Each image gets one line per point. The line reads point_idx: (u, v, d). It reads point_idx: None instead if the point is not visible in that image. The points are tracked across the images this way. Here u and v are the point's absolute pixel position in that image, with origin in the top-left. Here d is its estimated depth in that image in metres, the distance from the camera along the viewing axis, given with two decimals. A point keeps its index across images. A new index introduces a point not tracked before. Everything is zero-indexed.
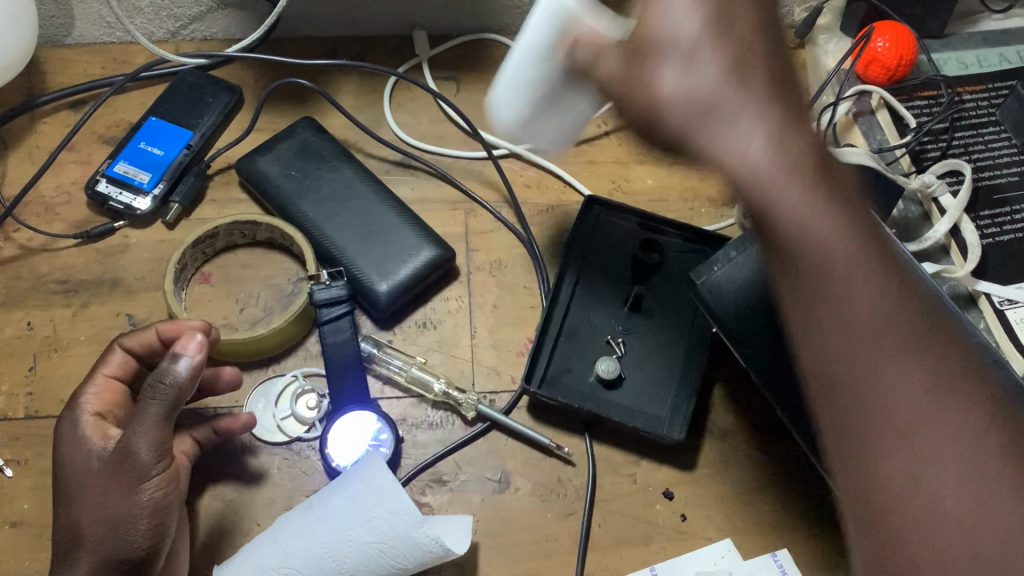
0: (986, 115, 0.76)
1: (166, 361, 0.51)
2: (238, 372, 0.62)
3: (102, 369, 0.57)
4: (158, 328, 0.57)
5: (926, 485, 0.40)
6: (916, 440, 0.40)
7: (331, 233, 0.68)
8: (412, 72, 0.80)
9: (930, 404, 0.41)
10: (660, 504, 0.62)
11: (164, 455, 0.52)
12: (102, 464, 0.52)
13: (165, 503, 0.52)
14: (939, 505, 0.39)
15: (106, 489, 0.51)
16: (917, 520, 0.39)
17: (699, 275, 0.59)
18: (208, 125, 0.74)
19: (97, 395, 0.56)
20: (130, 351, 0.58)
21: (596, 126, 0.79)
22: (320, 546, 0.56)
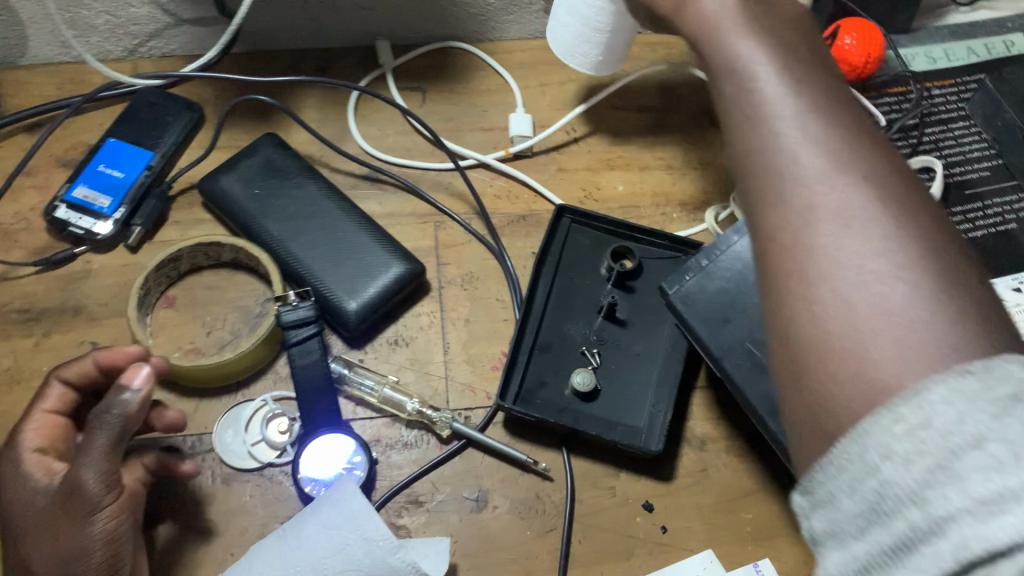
0: (956, 109, 0.76)
1: (111, 391, 0.51)
2: (179, 412, 0.60)
3: (40, 404, 0.55)
4: (96, 355, 0.56)
5: (850, 330, 0.32)
6: (841, 279, 0.34)
7: (297, 252, 0.67)
8: (377, 84, 0.79)
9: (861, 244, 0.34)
10: (640, 516, 0.62)
11: (113, 486, 0.51)
12: (48, 500, 0.51)
13: (119, 534, 0.52)
14: (881, 359, 0.31)
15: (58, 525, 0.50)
16: (840, 373, 0.32)
17: (670, 286, 0.57)
18: (169, 145, 0.73)
19: (37, 431, 0.54)
20: (69, 383, 0.56)
21: (566, 132, 0.78)
22: None
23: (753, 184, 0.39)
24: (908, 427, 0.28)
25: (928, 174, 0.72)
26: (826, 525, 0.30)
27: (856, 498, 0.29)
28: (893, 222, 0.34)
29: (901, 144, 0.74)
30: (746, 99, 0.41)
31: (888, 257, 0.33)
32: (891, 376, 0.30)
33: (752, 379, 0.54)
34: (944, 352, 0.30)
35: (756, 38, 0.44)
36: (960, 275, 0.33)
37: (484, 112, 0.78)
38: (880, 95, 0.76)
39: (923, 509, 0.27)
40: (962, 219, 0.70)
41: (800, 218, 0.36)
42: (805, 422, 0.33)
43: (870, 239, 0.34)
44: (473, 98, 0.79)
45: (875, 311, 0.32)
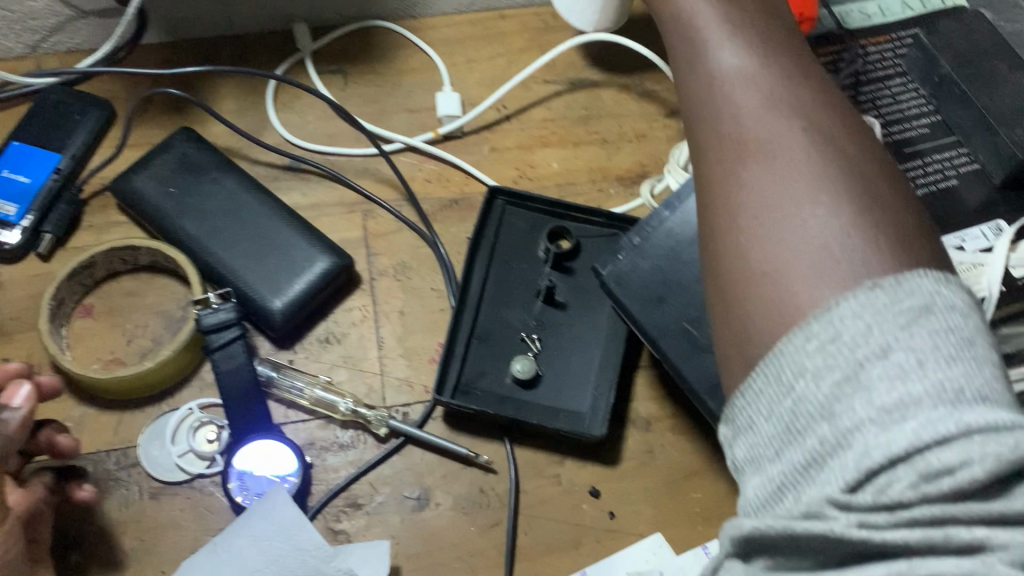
0: (892, 66, 0.74)
1: None
2: (73, 439, 0.57)
3: None
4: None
5: (780, 265, 0.34)
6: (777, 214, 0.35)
7: (217, 251, 0.64)
8: (296, 69, 0.75)
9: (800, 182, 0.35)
10: (587, 504, 0.60)
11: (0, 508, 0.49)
12: None
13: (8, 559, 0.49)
14: (800, 282, 0.32)
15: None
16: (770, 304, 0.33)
17: (604, 266, 0.55)
18: (77, 146, 0.69)
19: None
20: None
21: (496, 109, 0.75)
22: None
23: (699, 132, 0.40)
24: (821, 344, 0.30)
25: None
26: (750, 442, 0.32)
27: (775, 417, 0.31)
28: (817, 155, 0.35)
29: None
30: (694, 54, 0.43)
31: (810, 185, 0.35)
32: (805, 296, 0.32)
33: (691, 359, 0.52)
34: (855, 269, 0.32)
35: None
36: (881, 202, 0.34)
37: (409, 93, 0.75)
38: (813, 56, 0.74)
39: (832, 422, 0.29)
40: None
41: (736, 157, 0.37)
42: (735, 351, 0.35)
43: (791, 173, 0.35)
44: (398, 79, 0.76)
45: (795, 237, 0.34)
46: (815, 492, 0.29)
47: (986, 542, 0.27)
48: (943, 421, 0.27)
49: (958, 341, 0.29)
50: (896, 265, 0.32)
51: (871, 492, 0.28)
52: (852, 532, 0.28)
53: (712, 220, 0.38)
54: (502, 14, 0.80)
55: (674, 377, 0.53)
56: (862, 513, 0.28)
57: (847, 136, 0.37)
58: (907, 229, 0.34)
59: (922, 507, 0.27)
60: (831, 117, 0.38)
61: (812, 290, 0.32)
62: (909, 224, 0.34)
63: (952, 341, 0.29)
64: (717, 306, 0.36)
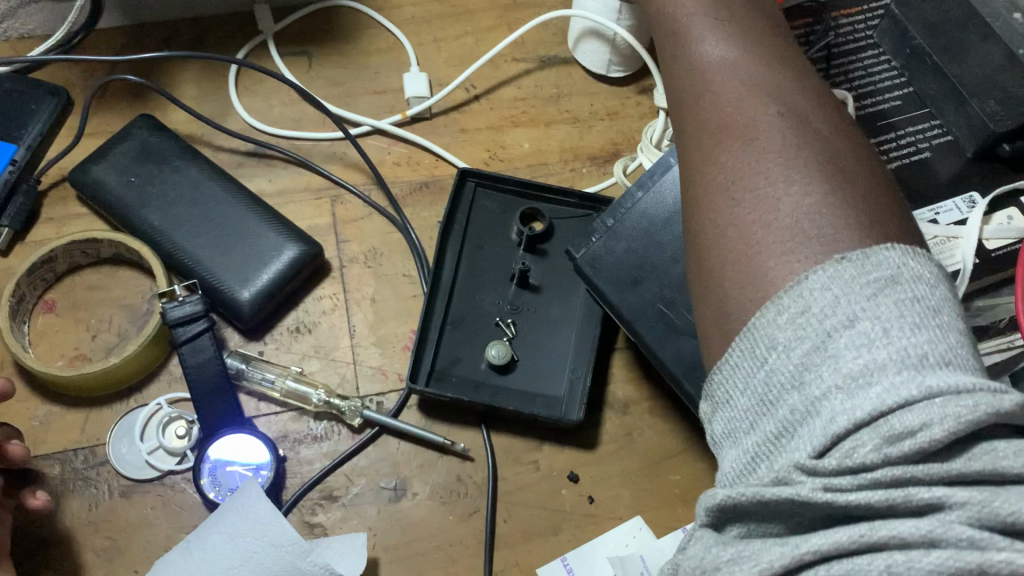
0: (864, 38, 0.74)
1: None
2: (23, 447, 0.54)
3: None
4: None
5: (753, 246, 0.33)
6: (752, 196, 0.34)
7: (181, 242, 0.62)
8: (258, 52, 0.73)
9: (775, 162, 0.34)
10: (565, 489, 0.59)
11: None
12: None
13: None
14: (773, 261, 0.31)
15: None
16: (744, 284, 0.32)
17: (577, 250, 0.54)
18: (33, 136, 0.67)
19: None
20: None
21: (465, 89, 0.74)
22: None
23: (684, 121, 0.40)
24: (789, 316, 0.29)
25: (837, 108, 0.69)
26: (724, 417, 0.31)
27: (747, 389, 0.30)
28: (793, 137, 0.35)
29: None
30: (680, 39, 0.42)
31: (785, 165, 0.34)
32: (778, 271, 0.31)
33: (667, 342, 0.52)
34: (825, 242, 0.31)
35: None
36: (857, 182, 0.34)
37: (376, 74, 0.74)
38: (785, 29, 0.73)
39: (801, 392, 0.28)
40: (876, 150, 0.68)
41: (715, 141, 0.37)
42: (712, 331, 0.34)
43: (769, 153, 0.35)
44: (364, 60, 0.74)
45: (770, 215, 0.33)
46: (783, 460, 0.28)
47: (946, 501, 0.26)
48: (907, 385, 0.26)
49: (925, 309, 0.28)
50: (869, 239, 0.31)
51: (836, 457, 0.27)
52: (817, 498, 0.27)
53: (692, 202, 0.37)
54: None
55: (650, 361, 0.52)
56: (828, 479, 0.27)
57: (825, 121, 0.36)
58: (882, 210, 0.33)
59: (885, 471, 0.26)
60: (810, 102, 0.37)
61: (783, 263, 0.31)
62: (886, 205, 0.33)
63: (920, 309, 0.28)
64: (697, 289, 0.36)
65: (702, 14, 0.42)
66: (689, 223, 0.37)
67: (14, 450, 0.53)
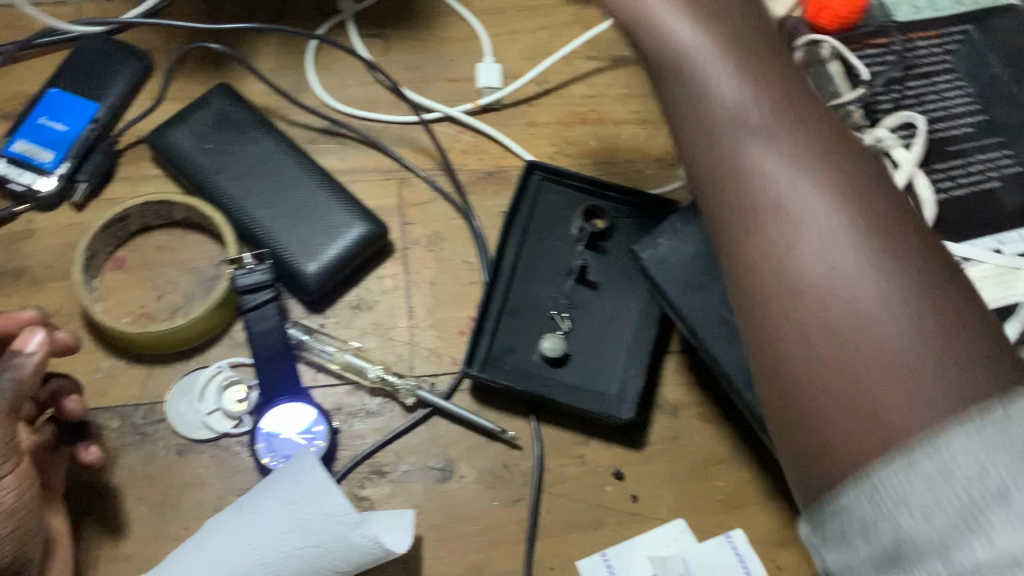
0: (940, 64, 0.73)
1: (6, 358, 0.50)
2: (78, 400, 0.55)
3: None
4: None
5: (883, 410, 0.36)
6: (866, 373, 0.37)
7: (252, 212, 0.64)
8: (337, 31, 0.75)
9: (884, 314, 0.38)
10: (610, 485, 0.60)
11: (11, 453, 0.49)
12: None
13: (22, 507, 0.49)
14: (902, 420, 0.35)
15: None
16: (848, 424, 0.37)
17: (644, 249, 0.54)
18: (115, 97, 0.69)
19: None
20: None
21: (536, 84, 0.74)
22: (251, 552, 0.52)
23: (743, 246, 0.43)
24: (929, 480, 0.32)
25: (909, 129, 0.70)
26: (842, 565, 0.35)
27: (873, 542, 0.33)
28: (893, 266, 0.39)
29: (883, 99, 0.71)
30: (723, 163, 0.45)
31: (888, 304, 0.38)
32: (901, 417, 0.35)
33: (728, 349, 0.52)
34: (938, 398, 0.35)
35: (738, 76, 0.46)
36: (958, 311, 0.38)
37: (450, 62, 0.75)
38: (861, 47, 0.73)
39: (947, 559, 0.31)
40: (943, 176, 0.68)
41: (787, 280, 0.41)
42: (807, 462, 0.38)
43: (866, 281, 0.39)
44: (439, 47, 0.75)
45: (890, 335, 0.37)
46: None
47: None
48: None
49: None
50: (984, 381, 0.35)
51: None
52: None
53: (762, 319, 0.42)
54: None
55: (708, 364, 0.53)
56: None
57: (908, 243, 0.40)
58: (982, 341, 0.37)
59: None
60: (884, 210, 0.41)
61: (901, 404, 0.35)
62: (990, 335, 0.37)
63: None
64: (806, 424, 0.39)
65: (763, 131, 0.44)
66: (771, 350, 0.41)
67: (69, 405, 0.55)
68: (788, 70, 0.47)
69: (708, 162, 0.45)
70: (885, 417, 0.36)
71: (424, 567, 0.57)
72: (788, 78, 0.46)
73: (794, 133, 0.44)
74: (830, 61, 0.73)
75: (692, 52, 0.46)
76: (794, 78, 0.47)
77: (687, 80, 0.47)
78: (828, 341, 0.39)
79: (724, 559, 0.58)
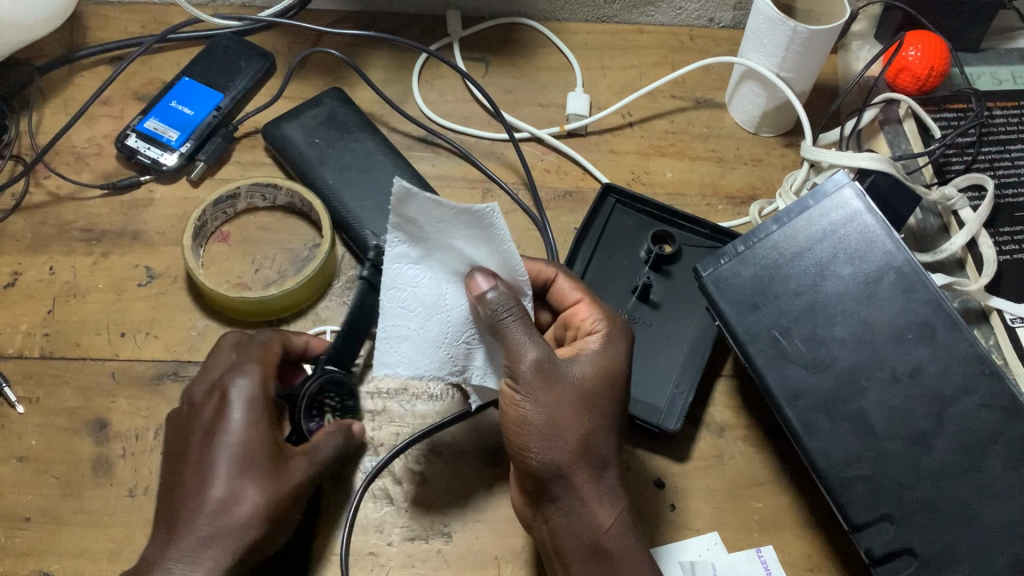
0: (1016, 132, 0.75)
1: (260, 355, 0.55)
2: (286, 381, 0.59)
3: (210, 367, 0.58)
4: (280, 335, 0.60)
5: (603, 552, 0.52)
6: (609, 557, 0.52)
7: (349, 202, 0.69)
8: (443, 51, 0.81)
9: (621, 528, 0.52)
10: (650, 492, 0.62)
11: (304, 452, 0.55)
12: (255, 437, 0.52)
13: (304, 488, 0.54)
14: (611, 547, 0.52)
15: (260, 456, 0.52)
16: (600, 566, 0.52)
17: (705, 268, 0.57)
18: (239, 89, 0.76)
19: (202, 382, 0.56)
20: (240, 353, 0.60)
21: (621, 116, 0.79)
22: (409, 292, 0.49)
23: (575, 469, 0.51)
24: None
25: (979, 191, 0.72)
26: None
27: None
28: (627, 532, 0.53)
29: (954, 160, 0.73)
30: (584, 396, 0.51)
31: (617, 522, 0.52)
32: (617, 545, 0.52)
33: (776, 365, 0.55)
34: (615, 553, 0.52)
35: (592, 375, 0.52)
36: (625, 554, 0.52)
37: (543, 88, 0.80)
38: (939, 110, 0.75)
39: None
40: (1008, 239, 0.69)
41: (626, 520, 0.53)
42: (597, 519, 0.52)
43: (610, 512, 0.52)
44: (535, 74, 0.81)
45: (621, 543, 0.52)
46: None
47: None
48: None
49: None
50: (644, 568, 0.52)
51: None
52: None
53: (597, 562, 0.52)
54: (642, 29, 0.85)
55: (757, 382, 0.56)
56: None
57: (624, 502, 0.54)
58: None
59: None
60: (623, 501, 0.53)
61: (624, 552, 0.52)
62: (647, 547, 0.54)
63: None
64: (618, 545, 0.52)
65: (605, 417, 0.52)
66: (611, 548, 0.52)
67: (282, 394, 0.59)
68: (594, 349, 0.54)
69: (538, 425, 0.50)
70: (611, 544, 0.52)
71: (466, 543, 0.60)
72: (606, 349, 0.54)
73: (609, 411, 0.52)
74: (905, 119, 0.76)
75: (589, 388, 0.52)
76: (600, 352, 0.54)
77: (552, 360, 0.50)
78: (632, 530, 0.53)
79: (753, 572, 0.60)
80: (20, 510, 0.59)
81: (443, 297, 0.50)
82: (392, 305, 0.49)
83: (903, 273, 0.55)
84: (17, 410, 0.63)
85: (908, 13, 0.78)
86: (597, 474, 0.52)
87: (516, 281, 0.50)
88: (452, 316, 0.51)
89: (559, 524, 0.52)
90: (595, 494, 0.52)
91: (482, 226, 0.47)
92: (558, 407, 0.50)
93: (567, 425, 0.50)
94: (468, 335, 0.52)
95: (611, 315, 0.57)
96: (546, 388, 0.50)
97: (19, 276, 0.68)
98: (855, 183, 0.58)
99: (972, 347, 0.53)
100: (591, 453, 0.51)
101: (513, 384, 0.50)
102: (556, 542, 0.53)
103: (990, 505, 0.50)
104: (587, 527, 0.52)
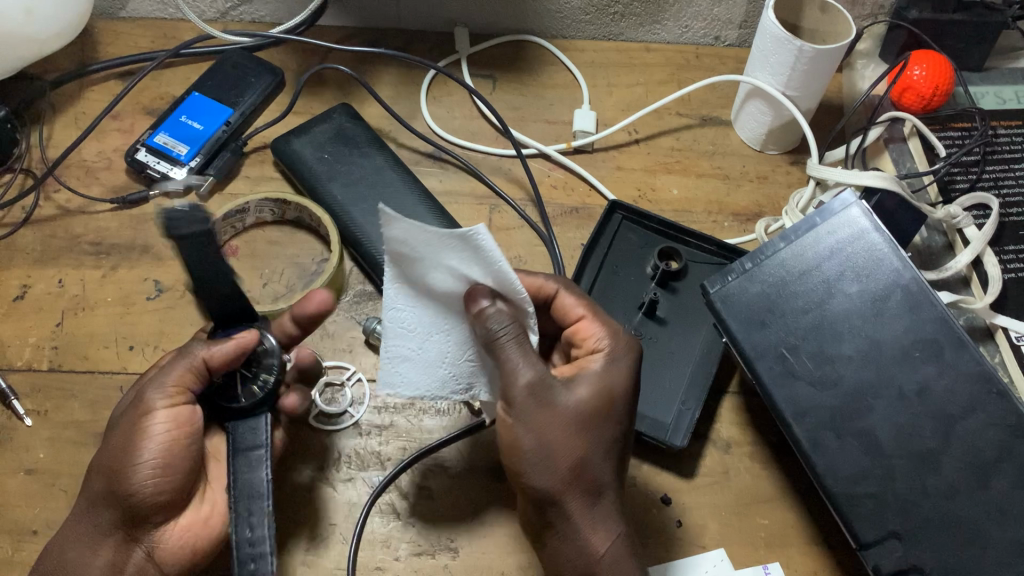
0: (1020, 151, 0.75)
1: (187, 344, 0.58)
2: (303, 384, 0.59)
3: None
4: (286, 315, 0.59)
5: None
6: None
7: (357, 217, 0.70)
8: (451, 68, 0.82)
9: (619, 554, 0.52)
10: (657, 508, 0.63)
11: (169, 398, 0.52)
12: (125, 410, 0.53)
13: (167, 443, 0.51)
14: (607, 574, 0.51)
15: (117, 425, 0.52)
16: None
17: (712, 285, 0.58)
18: (248, 105, 0.76)
19: None
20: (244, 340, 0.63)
21: (626, 133, 0.80)
22: (408, 311, 0.51)
23: (570, 493, 0.51)
24: None
25: (984, 210, 0.72)
26: None
27: None
28: (624, 558, 0.52)
29: (959, 179, 0.74)
30: (579, 420, 0.51)
31: (614, 548, 0.52)
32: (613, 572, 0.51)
33: (784, 383, 0.55)
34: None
35: (589, 398, 0.52)
36: None
37: (551, 105, 0.81)
38: (944, 129, 0.76)
39: None
40: (1013, 258, 0.70)
41: (626, 545, 0.52)
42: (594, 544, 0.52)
43: (608, 538, 0.52)
44: (541, 91, 0.82)
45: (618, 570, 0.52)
46: None
47: None
48: None
49: None
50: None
51: None
52: None
53: None
54: (649, 47, 0.85)
55: (765, 399, 0.56)
56: None
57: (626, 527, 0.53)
58: None
59: None
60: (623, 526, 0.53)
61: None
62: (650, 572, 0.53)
63: None
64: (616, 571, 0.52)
65: (602, 441, 0.52)
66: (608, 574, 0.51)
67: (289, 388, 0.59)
68: (594, 371, 0.54)
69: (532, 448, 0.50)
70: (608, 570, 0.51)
71: (473, 558, 0.60)
72: (605, 371, 0.54)
73: (606, 435, 0.52)
74: (910, 138, 0.77)
75: (586, 411, 0.51)
76: (599, 375, 0.54)
77: (546, 383, 0.50)
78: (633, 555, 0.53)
79: None
80: (27, 523, 0.59)
81: (443, 317, 0.52)
82: (393, 327, 0.51)
83: (910, 291, 0.55)
84: (24, 423, 0.63)
85: (912, 32, 0.78)
86: (593, 498, 0.52)
87: (516, 298, 0.50)
88: (453, 336, 0.52)
89: (559, 546, 0.52)
90: (591, 518, 0.52)
91: (470, 249, 0.46)
92: (552, 430, 0.50)
93: (561, 449, 0.50)
94: (469, 354, 0.53)
95: (612, 334, 0.56)
96: (540, 410, 0.50)
97: (28, 289, 0.69)
98: (862, 202, 0.59)
99: (979, 366, 0.53)
100: (585, 477, 0.51)
101: (508, 407, 0.51)
102: (558, 563, 0.53)
103: (997, 523, 0.50)
104: (583, 552, 0.52)
